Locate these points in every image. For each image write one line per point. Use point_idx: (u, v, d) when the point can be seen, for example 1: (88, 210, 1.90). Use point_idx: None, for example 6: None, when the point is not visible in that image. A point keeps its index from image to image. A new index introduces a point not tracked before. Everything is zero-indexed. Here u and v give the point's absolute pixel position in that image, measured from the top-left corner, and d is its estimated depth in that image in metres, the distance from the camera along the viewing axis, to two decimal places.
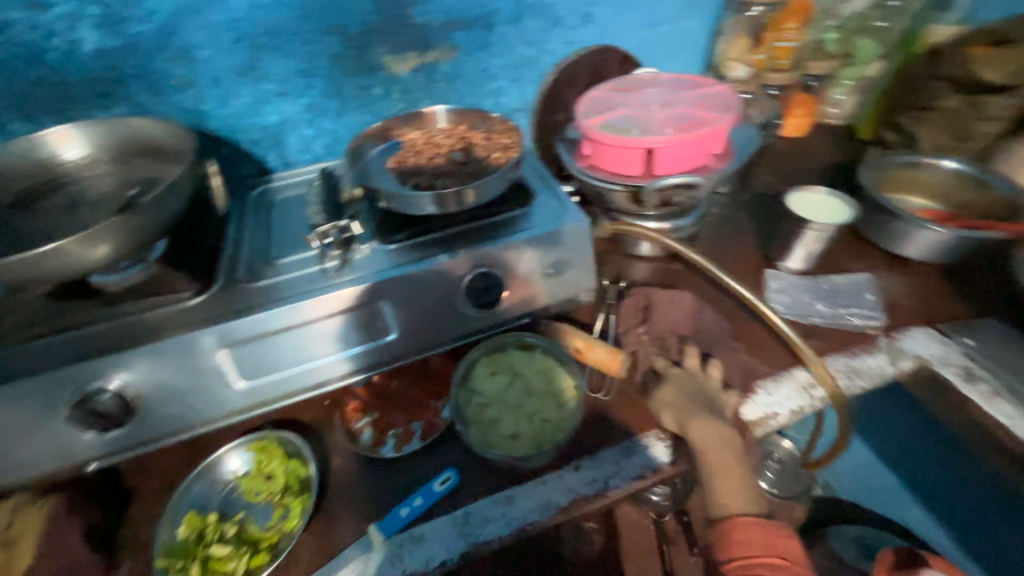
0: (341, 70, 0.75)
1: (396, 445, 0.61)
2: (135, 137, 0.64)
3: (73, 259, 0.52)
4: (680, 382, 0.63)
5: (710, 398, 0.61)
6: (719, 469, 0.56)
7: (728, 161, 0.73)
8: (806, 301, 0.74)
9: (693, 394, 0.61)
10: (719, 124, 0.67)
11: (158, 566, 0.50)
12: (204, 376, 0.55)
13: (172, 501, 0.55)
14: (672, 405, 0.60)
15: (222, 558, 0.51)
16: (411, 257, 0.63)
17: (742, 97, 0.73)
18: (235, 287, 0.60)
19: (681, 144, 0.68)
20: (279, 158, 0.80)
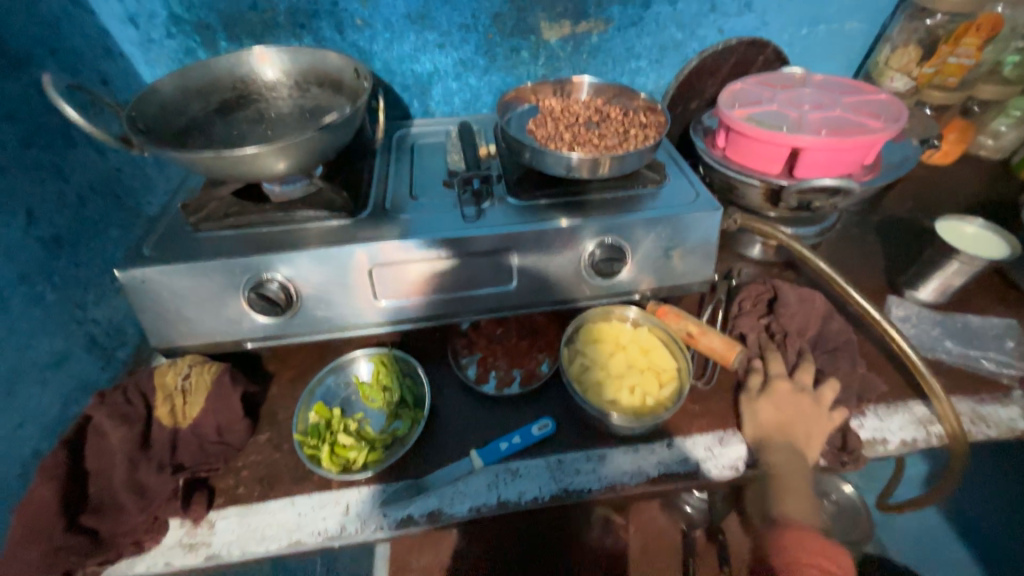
0: (498, 30, 0.78)
1: (498, 386, 0.66)
2: (315, 69, 0.71)
3: (268, 164, 0.60)
4: (786, 394, 0.60)
5: (816, 415, 0.59)
6: (810, 481, 0.55)
7: (878, 175, 0.69)
8: (933, 336, 0.70)
9: (798, 403, 0.59)
10: (884, 134, 0.64)
11: (295, 439, 0.57)
12: (352, 287, 0.62)
13: (307, 390, 0.63)
14: (765, 421, 0.59)
15: (346, 447, 0.58)
16: (543, 216, 0.66)
17: (909, 110, 0.69)
18: (385, 215, 0.66)
19: (836, 148, 0.65)
20: (422, 107, 0.85)
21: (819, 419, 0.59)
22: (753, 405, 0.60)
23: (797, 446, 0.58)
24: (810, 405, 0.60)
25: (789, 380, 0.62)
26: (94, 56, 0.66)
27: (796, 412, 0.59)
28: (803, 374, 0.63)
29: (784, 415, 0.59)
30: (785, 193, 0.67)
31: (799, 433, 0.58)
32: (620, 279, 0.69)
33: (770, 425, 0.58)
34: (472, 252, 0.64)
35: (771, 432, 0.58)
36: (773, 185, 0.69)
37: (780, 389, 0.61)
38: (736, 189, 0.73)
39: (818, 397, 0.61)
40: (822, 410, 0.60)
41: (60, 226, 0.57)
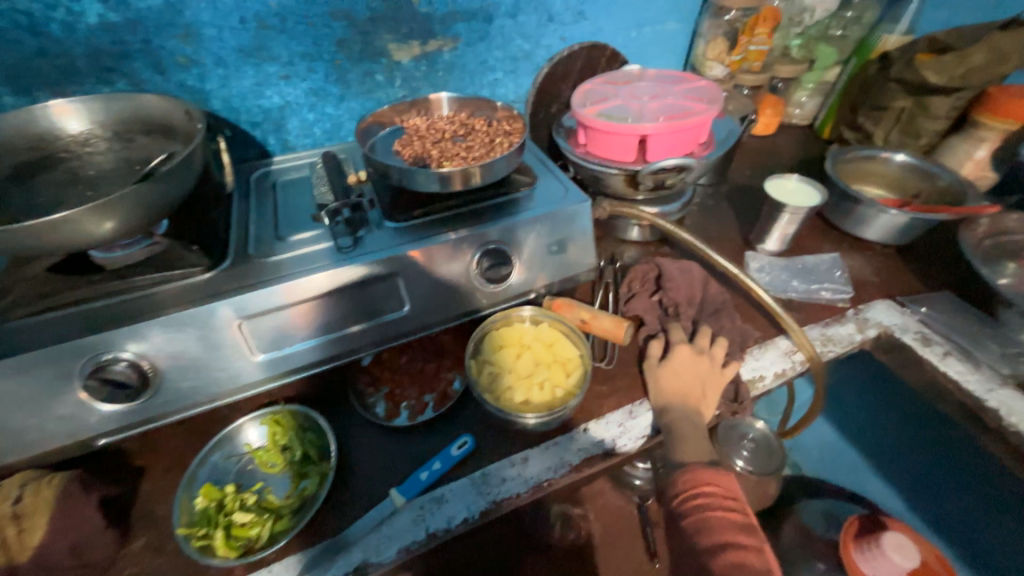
0: (345, 55, 0.76)
1: (410, 416, 0.63)
2: (140, 116, 0.64)
3: (89, 228, 0.52)
4: (685, 358, 0.64)
5: (711, 373, 0.64)
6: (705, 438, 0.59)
7: (713, 150, 0.79)
8: (783, 279, 0.81)
9: (694, 364, 0.64)
10: (707, 114, 0.73)
11: (179, 535, 0.50)
12: (222, 348, 0.56)
13: (187, 475, 0.54)
14: (665, 387, 0.63)
15: (244, 525, 0.51)
16: (422, 235, 0.65)
17: (724, 91, 0.80)
18: (248, 262, 0.61)
19: (673, 131, 0.73)
20: (279, 142, 0.80)
21: (711, 377, 0.64)
22: (655, 374, 0.64)
23: (695, 403, 0.62)
24: (705, 362, 0.65)
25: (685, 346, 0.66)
26: None
27: (693, 373, 0.64)
28: (701, 337, 0.68)
29: (684, 379, 0.63)
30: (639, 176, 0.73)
31: (695, 392, 0.63)
32: (512, 282, 0.70)
33: (672, 391, 0.62)
34: (354, 284, 0.61)
35: (671, 397, 0.62)
36: (629, 171, 0.75)
37: (681, 355, 0.65)
38: (602, 180, 0.79)
39: (711, 353, 0.66)
40: (715, 369, 0.65)
41: None
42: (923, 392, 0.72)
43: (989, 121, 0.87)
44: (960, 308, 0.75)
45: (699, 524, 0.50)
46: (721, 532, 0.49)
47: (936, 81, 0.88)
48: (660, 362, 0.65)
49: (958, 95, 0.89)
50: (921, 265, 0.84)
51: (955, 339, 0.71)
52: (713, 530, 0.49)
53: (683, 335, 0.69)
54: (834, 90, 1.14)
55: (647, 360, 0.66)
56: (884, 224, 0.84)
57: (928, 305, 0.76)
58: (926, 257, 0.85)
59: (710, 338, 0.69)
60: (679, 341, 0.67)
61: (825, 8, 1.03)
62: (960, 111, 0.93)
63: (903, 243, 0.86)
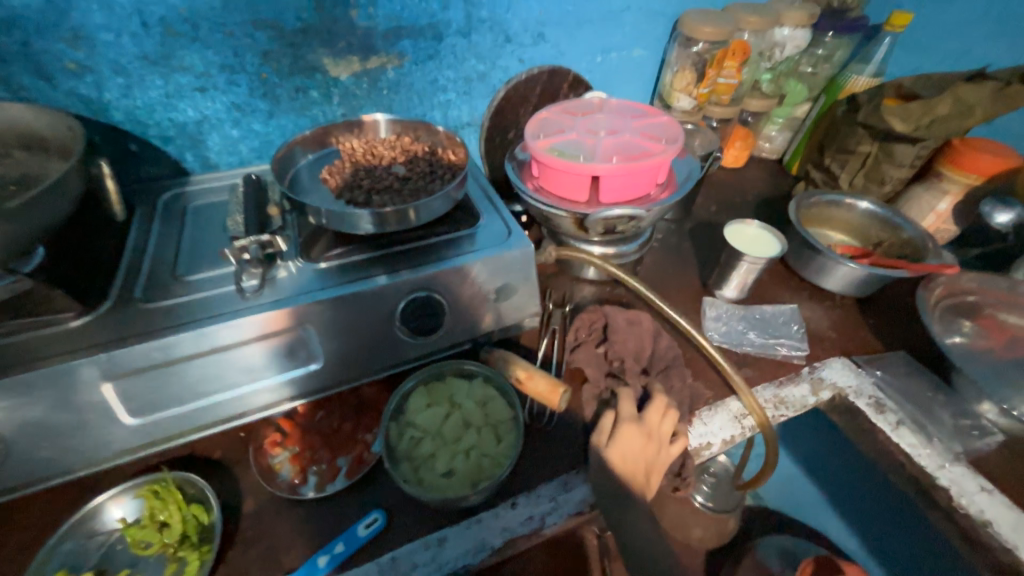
0: (273, 69, 0.68)
1: (318, 484, 0.56)
2: (13, 127, 0.56)
3: None
4: (633, 441, 0.58)
5: (657, 454, 0.59)
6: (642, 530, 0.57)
7: (672, 192, 0.74)
8: (739, 331, 0.77)
9: (642, 448, 0.58)
10: (665, 156, 0.68)
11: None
12: (85, 413, 0.48)
13: (33, 563, 0.46)
14: (610, 475, 0.57)
15: None
16: (341, 279, 0.58)
17: (686, 130, 0.75)
18: (130, 307, 0.53)
19: (628, 174, 0.68)
20: (198, 159, 0.72)
21: (657, 457, 0.59)
22: (601, 457, 0.58)
23: (639, 489, 0.58)
24: (651, 445, 0.59)
25: (633, 424, 0.59)
26: None
27: (638, 456, 0.58)
28: (652, 412, 0.60)
29: (629, 463, 0.58)
30: (588, 222, 0.68)
31: (639, 476, 0.58)
32: (445, 331, 0.64)
33: (614, 479, 0.57)
34: (254, 337, 0.53)
35: (614, 486, 0.57)
36: (579, 215, 0.70)
37: (627, 435, 0.58)
38: (551, 219, 0.73)
39: (661, 431, 0.60)
40: (662, 448, 0.59)
41: None
42: (874, 460, 0.69)
43: (951, 174, 0.85)
44: (915, 371, 0.73)
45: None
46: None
47: (902, 128, 0.86)
48: (607, 440, 0.59)
49: (921, 144, 0.87)
50: (879, 320, 0.81)
51: (908, 406, 0.68)
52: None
53: (630, 406, 0.61)
54: (803, 126, 1.12)
55: (594, 435, 0.60)
56: (844, 276, 0.81)
57: (883, 366, 0.73)
58: (884, 311, 0.82)
59: (663, 409, 0.62)
60: (628, 416, 0.60)
61: (794, 45, 1.01)
62: (924, 160, 0.91)
63: (862, 295, 0.83)
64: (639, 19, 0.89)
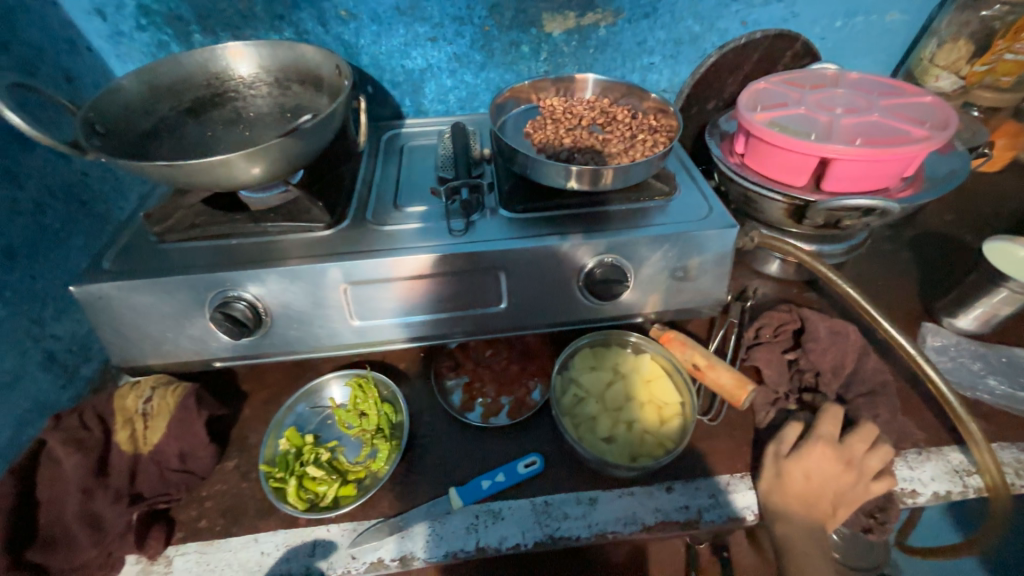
0: (495, 22, 0.71)
1: (484, 415, 0.61)
2: (297, 66, 0.66)
3: (240, 173, 0.55)
4: (822, 460, 0.52)
5: (853, 487, 0.52)
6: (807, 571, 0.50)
7: (920, 191, 0.61)
8: (972, 371, 0.62)
9: (831, 475, 0.52)
10: (930, 144, 0.55)
11: (261, 470, 0.53)
12: (325, 308, 0.57)
13: (277, 416, 0.58)
14: (790, 490, 0.51)
15: (315, 480, 0.54)
16: (535, 231, 0.60)
17: (959, 116, 0.60)
18: (363, 227, 0.61)
19: (870, 161, 0.57)
20: (414, 105, 0.80)
21: (850, 490, 0.52)
22: (782, 470, 0.52)
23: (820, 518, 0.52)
24: (849, 473, 0.52)
25: (824, 446, 0.53)
26: (58, 50, 0.62)
27: (826, 478, 0.52)
28: (854, 439, 0.53)
29: (815, 485, 0.52)
30: (811, 210, 0.60)
31: (822, 503, 0.52)
32: (620, 300, 0.62)
33: (794, 501, 0.51)
34: (456, 270, 0.58)
35: (794, 505, 0.51)
36: (797, 200, 0.62)
37: (817, 453, 0.53)
38: (755, 201, 0.66)
39: (861, 462, 0.52)
40: (860, 482, 0.52)
41: (14, 235, 0.53)
42: None
43: None
44: None
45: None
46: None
47: None
48: (787, 452, 0.53)
49: None
50: None
51: None
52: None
53: (827, 426, 0.55)
54: None
55: (774, 444, 0.54)
56: None
57: None
58: None
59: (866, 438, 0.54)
60: (822, 433, 0.54)
61: None
62: None
63: None
64: None
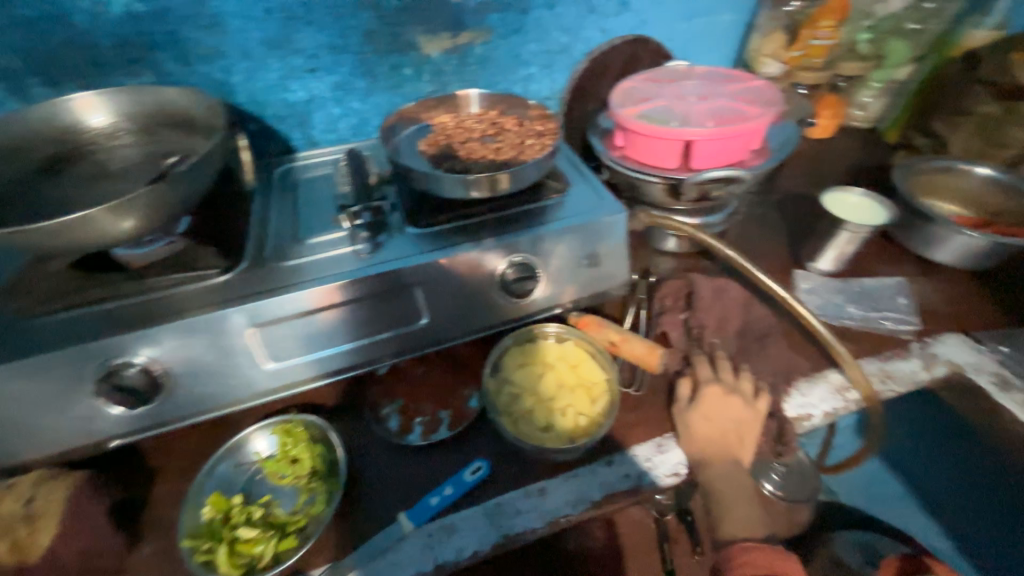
0: (373, 48, 0.73)
1: (424, 433, 0.60)
2: (166, 111, 0.63)
3: (105, 229, 0.50)
4: (715, 399, 0.60)
5: (746, 416, 0.60)
6: (731, 510, 0.57)
7: (767, 158, 0.71)
8: (836, 304, 0.74)
9: (726, 411, 0.59)
10: (763, 118, 0.66)
11: (185, 546, 0.49)
12: (234, 356, 0.54)
13: (195, 484, 0.54)
14: (697, 433, 0.58)
15: (248, 541, 0.50)
16: (444, 243, 0.62)
17: (783, 93, 0.72)
18: (264, 266, 0.58)
19: (721, 139, 0.67)
20: (304, 137, 0.78)
21: (744, 418, 0.60)
22: (685, 420, 0.59)
23: (731, 449, 0.59)
24: (736, 403, 0.60)
25: (714, 388, 0.61)
26: None
27: (725, 417, 0.59)
28: (726, 371, 0.63)
29: (717, 424, 0.59)
30: (684, 186, 0.68)
31: (728, 438, 0.59)
32: (537, 295, 0.65)
33: (705, 439, 0.57)
34: (369, 293, 0.57)
35: (705, 446, 0.57)
36: (673, 180, 0.69)
37: (710, 395, 0.60)
38: (638, 186, 0.73)
39: (740, 389, 0.62)
40: (748, 407, 0.60)
41: None
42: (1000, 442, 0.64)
43: None
44: None
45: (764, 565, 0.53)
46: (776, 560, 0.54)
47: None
48: (687, 403, 0.60)
49: None
50: (1000, 295, 0.74)
51: None
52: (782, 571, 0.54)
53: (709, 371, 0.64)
54: (904, 90, 1.03)
55: (674, 402, 0.61)
56: (959, 247, 0.74)
57: (1009, 343, 0.67)
58: (1005, 285, 0.75)
59: (733, 371, 0.65)
60: (706, 378, 0.62)
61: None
62: None
63: (979, 268, 0.77)
64: None
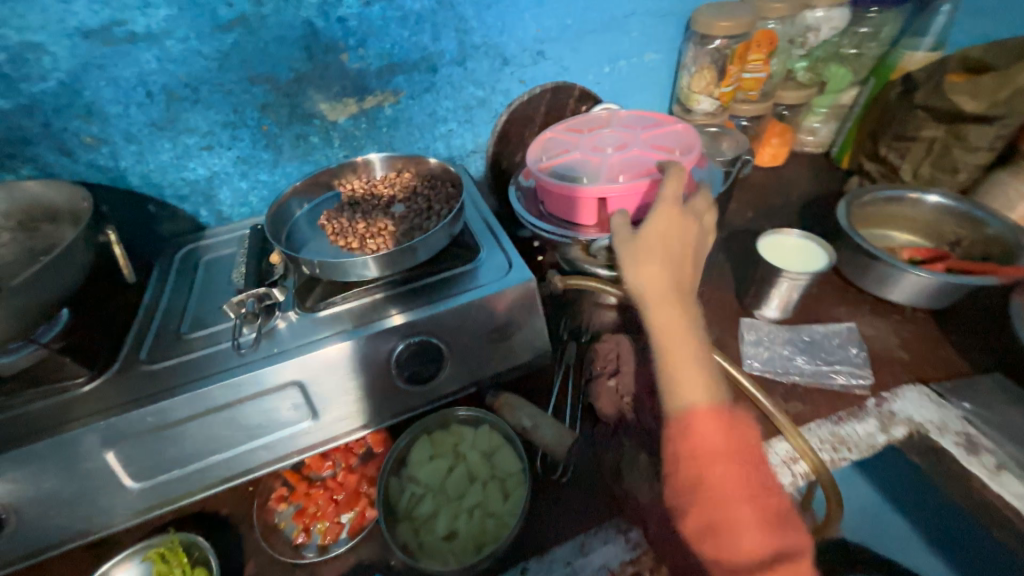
0: (272, 120, 0.70)
1: (321, 543, 0.55)
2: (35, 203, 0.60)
3: None
4: (670, 215, 0.55)
5: (688, 231, 0.56)
6: (682, 378, 0.48)
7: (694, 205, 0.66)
8: (784, 356, 0.67)
9: (680, 206, 0.56)
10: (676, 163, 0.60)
11: None
12: (92, 480, 0.49)
13: None
14: (651, 232, 0.54)
15: None
16: (335, 329, 0.56)
17: (701, 136, 0.68)
18: (135, 369, 0.54)
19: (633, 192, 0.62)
20: (212, 213, 0.75)
21: (693, 237, 0.56)
22: (632, 241, 0.55)
23: (680, 263, 0.54)
24: (688, 220, 0.56)
25: (669, 207, 0.56)
26: None
27: (677, 234, 0.55)
28: (693, 202, 0.59)
29: (671, 244, 0.54)
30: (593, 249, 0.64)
31: (678, 249, 0.54)
32: (446, 375, 0.60)
33: (657, 233, 0.54)
34: (245, 396, 0.52)
35: (650, 235, 0.54)
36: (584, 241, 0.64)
37: (667, 212, 0.55)
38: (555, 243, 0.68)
39: (696, 209, 0.58)
40: (695, 219, 0.57)
41: None
42: (975, 512, 0.56)
43: None
44: (1019, 401, 0.59)
45: (714, 531, 0.41)
46: (749, 539, 0.40)
47: (970, 106, 0.74)
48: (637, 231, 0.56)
49: (998, 123, 0.74)
50: (963, 336, 0.68)
51: (1011, 445, 0.55)
52: (738, 544, 0.41)
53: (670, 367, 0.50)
54: (851, 114, 0.99)
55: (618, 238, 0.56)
56: (912, 287, 0.69)
57: (974, 395, 0.60)
58: (967, 324, 0.69)
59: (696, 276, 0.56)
60: (668, 193, 0.56)
61: (832, 26, 0.90)
62: (1008, 140, 0.76)
63: (939, 306, 0.71)
64: (646, 23, 0.83)
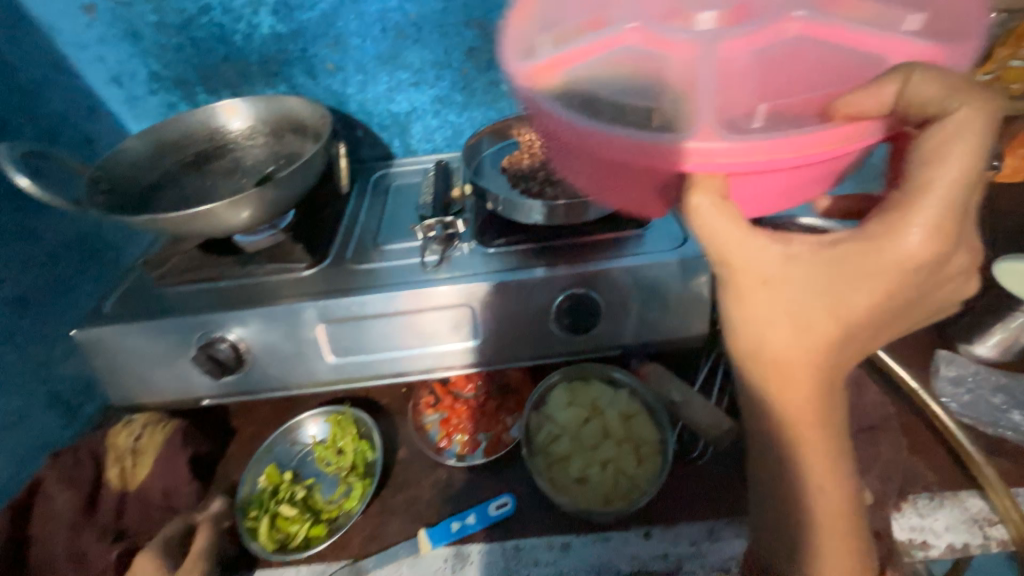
0: (473, 64, 0.75)
1: (460, 451, 0.60)
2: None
3: (220, 221, 0.58)
4: (866, 262, 0.33)
5: (889, 290, 0.34)
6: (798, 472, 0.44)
7: None
8: (994, 405, 0.56)
9: (929, 232, 0.31)
10: (922, 69, 0.29)
11: (238, 509, 0.56)
12: (304, 346, 0.59)
13: (258, 454, 0.61)
14: (811, 286, 0.34)
15: (288, 519, 0.55)
16: (505, 265, 0.60)
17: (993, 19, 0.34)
18: (343, 266, 0.63)
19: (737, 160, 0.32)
20: (403, 145, 0.83)
21: (896, 298, 0.35)
22: (790, 271, 0.34)
23: (835, 344, 0.37)
24: (909, 274, 0.33)
25: (877, 237, 0.33)
26: (78, 115, 0.68)
27: (872, 281, 0.33)
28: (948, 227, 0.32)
29: (842, 309, 0.35)
30: None
31: (840, 318, 0.35)
32: (594, 333, 0.60)
33: (812, 296, 0.35)
34: (423, 306, 0.58)
35: (808, 296, 0.35)
36: None
37: (870, 245, 0.33)
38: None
39: (947, 243, 0.33)
40: (922, 267, 0.33)
41: (26, 285, 0.58)
42: None
43: None
44: None
45: None
46: None
47: None
48: (831, 240, 0.34)
49: None
50: None
51: None
52: None
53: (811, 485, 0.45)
54: None
55: (810, 246, 0.34)
56: None
57: None
58: None
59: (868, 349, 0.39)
60: (914, 207, 0.31)
61: None
62: None
63: None
64: None
